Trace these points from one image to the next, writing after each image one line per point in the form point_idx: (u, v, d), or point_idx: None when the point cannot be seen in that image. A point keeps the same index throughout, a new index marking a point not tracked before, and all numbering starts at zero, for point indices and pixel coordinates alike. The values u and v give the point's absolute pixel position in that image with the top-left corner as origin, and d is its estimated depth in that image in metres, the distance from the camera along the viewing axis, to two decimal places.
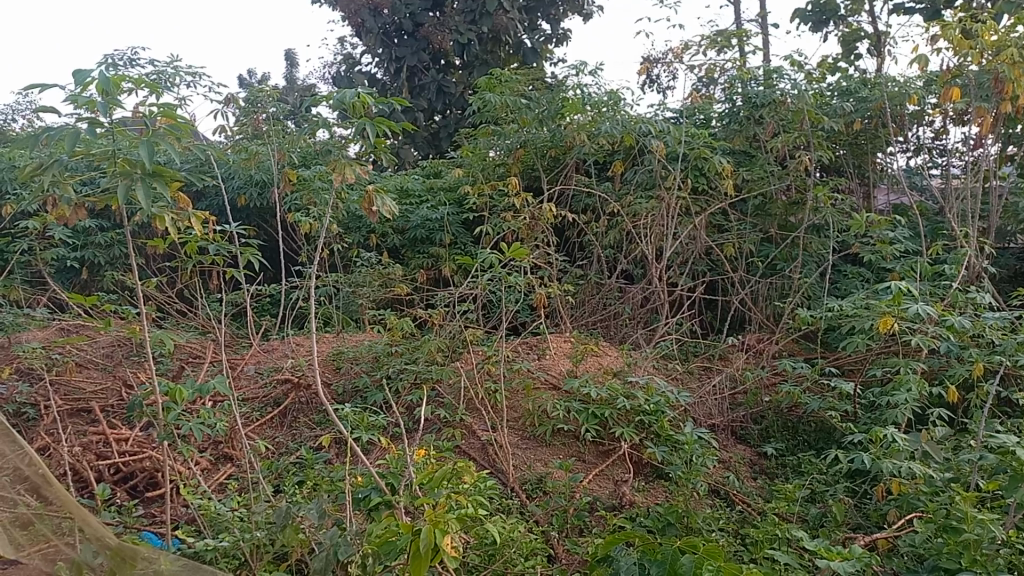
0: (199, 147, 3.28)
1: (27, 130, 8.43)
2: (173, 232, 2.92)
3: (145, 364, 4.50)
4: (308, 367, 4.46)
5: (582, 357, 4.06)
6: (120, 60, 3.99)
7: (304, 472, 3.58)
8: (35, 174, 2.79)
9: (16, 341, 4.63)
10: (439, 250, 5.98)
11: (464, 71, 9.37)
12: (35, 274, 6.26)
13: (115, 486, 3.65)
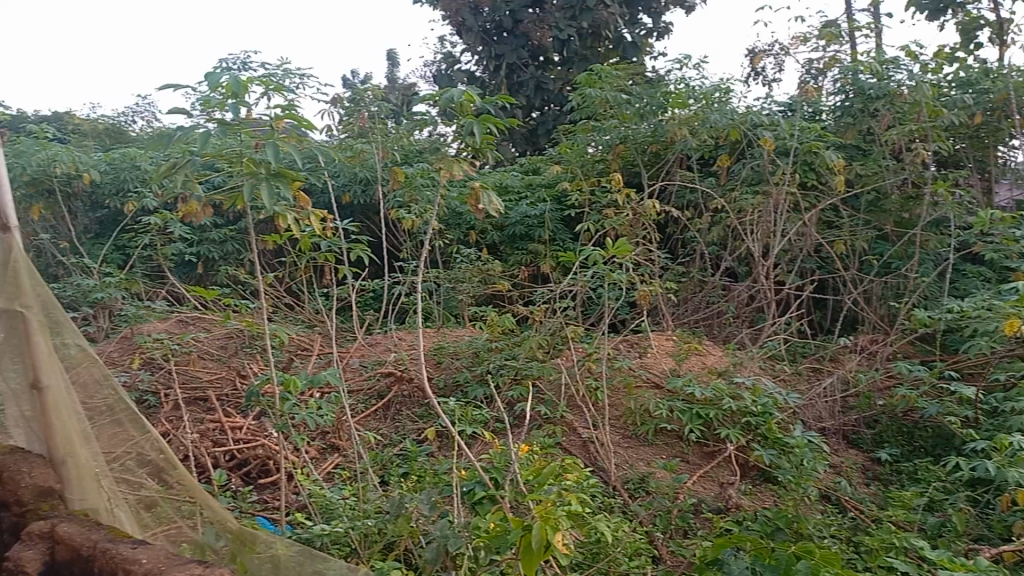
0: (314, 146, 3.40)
1: (147, 132, 8.89)
2: (292, 229, 3.07)
3: (257, 355, 4.65)
4: (410, 361, 4.51)
5: (686, 357, 4.00)
6: (235, 63, 4.15)
7: (409, 463, 3.65)
8: (167, 173, 2.98)
9: (139, 331, 4.88)
10: (538, 247, 5.99)
11: (563, 67, 9.37)
12: (155, 268, 6.59)
13: (231, 472, 3.82)
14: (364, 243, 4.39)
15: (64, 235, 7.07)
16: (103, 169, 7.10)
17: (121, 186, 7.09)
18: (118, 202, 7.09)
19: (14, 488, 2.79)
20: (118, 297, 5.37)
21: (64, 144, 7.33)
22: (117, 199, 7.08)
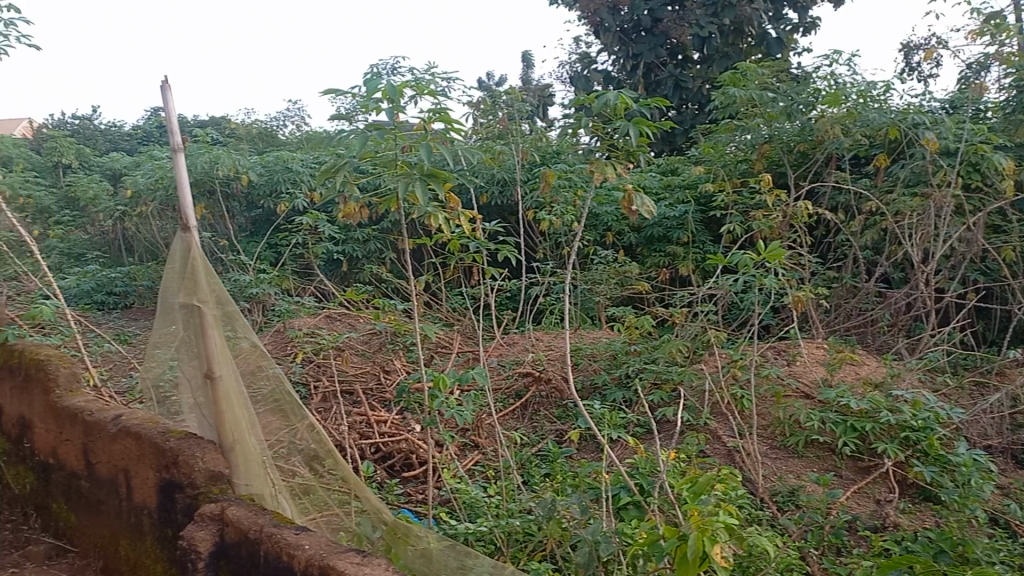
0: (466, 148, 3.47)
1: (297, 135, 9.35)
2: (442, 229, 3.15)
3: (399, 352, 4.80)
4: (548, 362, 4.54)
5: (838, 366, 3.85)
6: (386, 68, 4.29)
7: (550, 464, 3.68)
8: (327, 175, 3.13)
9: (289, 326, 5.13)
10: (677, 249, 5.91)
11: (703, 65, 9.22)
12: (304, 266, 6.92)
13: (376, 464, 3.95)
14: (511, 244, 4.42)
15: (222, 233, 7.53)
16: (259, 170, 7.50)
17: (274, 187, 7.47)
18: (271, 202, 7.47)
19: (189, 471, 3.02)
20: (272, 292, 5.66)
21: (224, 147, 7.78)
22: (271, 199, 7.46)
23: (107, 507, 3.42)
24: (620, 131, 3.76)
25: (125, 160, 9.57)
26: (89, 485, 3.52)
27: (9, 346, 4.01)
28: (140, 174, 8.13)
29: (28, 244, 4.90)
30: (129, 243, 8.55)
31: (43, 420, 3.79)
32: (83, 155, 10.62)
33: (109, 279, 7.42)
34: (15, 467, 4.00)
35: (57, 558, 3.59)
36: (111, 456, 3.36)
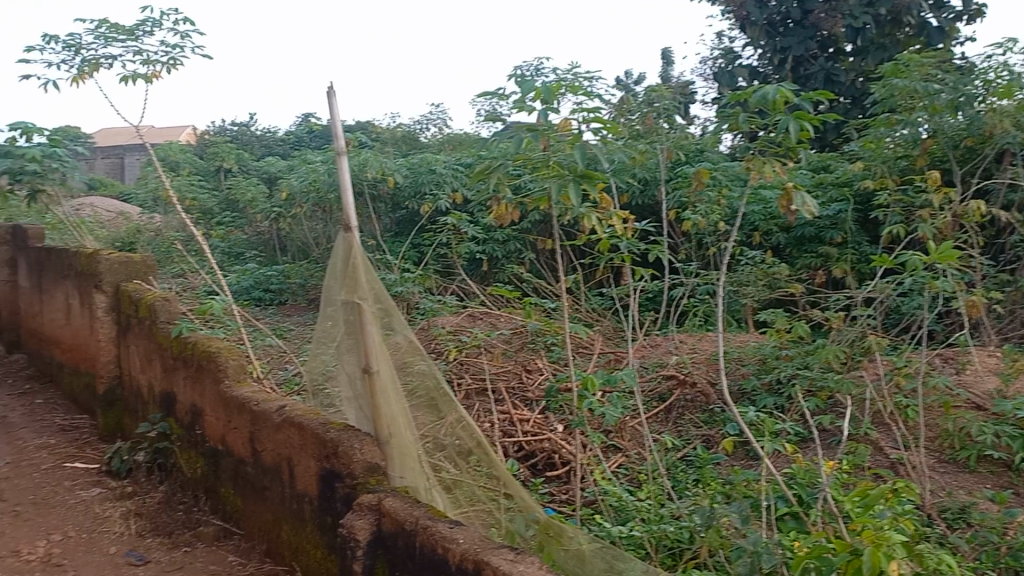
0: (621, 148, 3.47)
1: (440, 137, 9.61)
2: (596, 230, 3.16)
3: (540, 353, 4.85)
4: (693, 366, 4.49)
5: (1016, 376, 3.60)
6: (530, 71, 4.28)
7: (698, 471, 3.71)
8: (482, 177, 3.23)
9: (434, 323, 5.28)
10: (830, 249, 5.82)
11: (857, 57, 8.84)
12: (447, 265, 7.13)
13: (519, 462, 4.02)
14: (663, 245, 4.33)
15: (370, 233, 7.85)
16: (405, 173, 7.75)
17: (418, 189, 7.67)
18: (415, 203, 7.67)
19: (349, 462, 3.33)
20: (416, 290, 5.89)
21: (372, 151, 8.10)
22: (415, 200, 7.65)
23: (271, 493, 3.77)
24: (779, 127, 3.62)
25: (280, 164, 10.14)
26: (254, 471, 3.89)
27: (185, 339, 4.43)
28: (293, 178, 8.56)
29: (204, 251, 5.63)
30: (282, 242, 9.02)
31: (213, 410, 4.19)
32: (242, 159, 11.28)
33: (266, 277, 7.85)
34: (190, 453, 4.47)
35: (225, 540, 4.03)
36: (275, 444, 3.73)
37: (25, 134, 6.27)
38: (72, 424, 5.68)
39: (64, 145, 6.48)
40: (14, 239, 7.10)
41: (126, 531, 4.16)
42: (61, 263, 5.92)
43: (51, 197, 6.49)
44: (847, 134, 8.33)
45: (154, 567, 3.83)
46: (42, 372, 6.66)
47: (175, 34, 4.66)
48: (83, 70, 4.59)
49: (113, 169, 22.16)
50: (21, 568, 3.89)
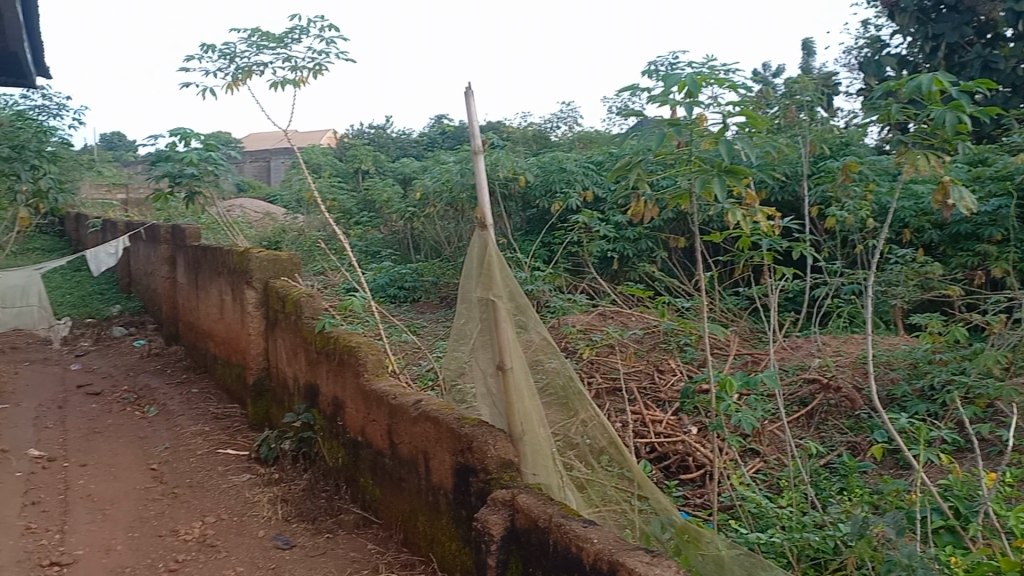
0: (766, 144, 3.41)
1: (571, 135, 9.66)
2: (740, 226, 3.11)
3: (673, 354, 4.83)
4: (836, 368, 4.49)
5: None
6: (664, 64, 4.21)
7: (844, 479, 3.60)
8: (623, 173, 3.25)
9: (564, 322, 5.37)
10: (989, 248, 5.64)
11: (1019, 42, 8.26)
12: (579, 264, 7.19)
13: (652, 464, 3.98)
14: (807, 242, 4.17)
15: (502, 232, 7.99)
16: (536, 172, 7.84)
17: (549, 187, 7.69)
18: (546, 202, 7.71)
19: (483, 457, 3.37)
20: (545, 289, 6.04)
21: (504, 150, 8.21)
22: (546, 199, 7.68)
23: (408, 485, 3.88)
24: (934, 118, 3.42)
25: (415, 165, 10.47)
26: (392, 463, 4.01)
27: (327, 334, 4.63)
28: (427, 178, 8.78)
29: (347, 252, 5.93)
30: (416, 241, 9.27)
31: (354, 402, 4.35)
32: (379, 161, 11.69)
33: (401, 274, 8.08)
34: (331, 443, 4.65)
35: (364, 528, 4.19)
36: (412, 437, 3.83)
37: (184, 140, 6.73)
38: (224, 412, 6.04)
39: (218, 149, 6.90)
40: (174, 238, 7.64)
41: (273, 515, 4.43)
42: (216, 261, 6.32)
43: (207, 198, 6.93)
44: (1007, 125, 7.81)
45: (298, 551, 4.06)
46: (197, 363, 7.12)
47: (321, 40, 4.88)
48: (237, 76, 4.87)
49: (260, 171, 23.45)
50: (180, 545, 4.20)
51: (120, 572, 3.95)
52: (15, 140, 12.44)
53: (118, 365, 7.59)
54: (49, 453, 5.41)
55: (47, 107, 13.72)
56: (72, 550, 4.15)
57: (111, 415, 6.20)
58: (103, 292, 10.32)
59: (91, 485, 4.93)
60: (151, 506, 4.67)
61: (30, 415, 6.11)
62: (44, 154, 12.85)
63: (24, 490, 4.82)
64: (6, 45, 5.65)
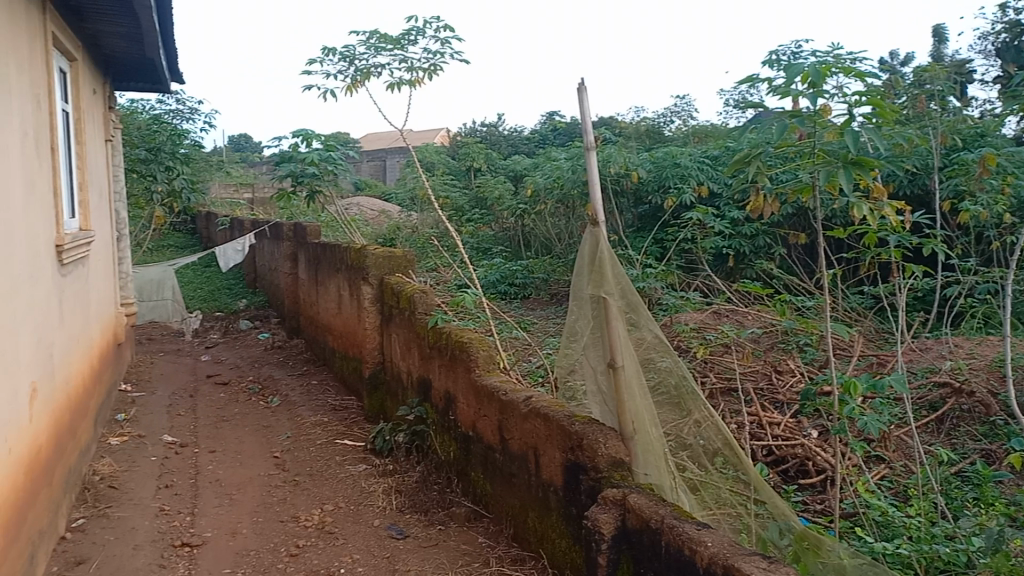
0: (896, 132, 3.24)
1: (684, 130, 9.49)
2: (867, 220, 2.97)
3: (791, 355, 4.71)
4: (970, 372, 4.26)
5: None
6: (786, 53, 4.06)
7: (977, 488, 3.41)
8: (743, 165, 3.16)
9: (678, 321, 5.34)
10: None
11: None
12: (692, 261, 7.09)
13: (769, 467, 3.87)
14: (939, 238, 3.94)
15: (613, 229, 7.94)
16: (649, 167, 7.75)
17: (663, 182, 7.57)
18: (660, 197, 7.57)
19: (594, 455, 3.35)
20: (657, 287, 6.01)
21: (616, 145, 8.15)
22: (659, 194, 7.55)
23: (519, 480, 3.90)
24: None
25: (527, 162, 10.53)
26: (503, 458, 4.04)
27: (440, 329, 4.71)
28: (538, 175, 8.79)
29: (460, 248, 6.00)
30: (527, 238, 9.31)
31: (465, 397, 4.41)
32: (490, 159, 11.83)
33: (512, 271, 8.13)
34: (443, 436, 4.73)
35: (475, 521, 4.23)
36: (522, 433, 3.85)
37: (306, 141, 6.98)
38: (341, 404, 6.24)
39: (338, 150, 7.12)
40: (296, 235, 7.95)
41: (388, 506, 4.56)
42: (335, 257, 6.53)
43: (327, 197, 7.18)
44: None
45: (412, 541, 4.15)
46: (317, 356, 7.39)
47: (436, 41, 4.97)
48: (356, 78, 5.01)
49: (376, 170, 24.14)
50: (300, 531, 4.37)
51: (245, 555, 4.14)
52: (152, 143, 13.25)
53: (244, 357, 7.97)
54: (181, 439, 5.72)
55: (182, 112, 14.54)
56: (202, 532, 4.38)
57: (238, 404, 6.51)
58: (230, 287, 10.86)
59: (220, 471, 5.19)
60: (274, 492, 4.88)
61: (165, 402, 6.49)
62: (178, 156, 13.61)
63: (159, 473, 5.12)
64: (145, 53, 6.01)
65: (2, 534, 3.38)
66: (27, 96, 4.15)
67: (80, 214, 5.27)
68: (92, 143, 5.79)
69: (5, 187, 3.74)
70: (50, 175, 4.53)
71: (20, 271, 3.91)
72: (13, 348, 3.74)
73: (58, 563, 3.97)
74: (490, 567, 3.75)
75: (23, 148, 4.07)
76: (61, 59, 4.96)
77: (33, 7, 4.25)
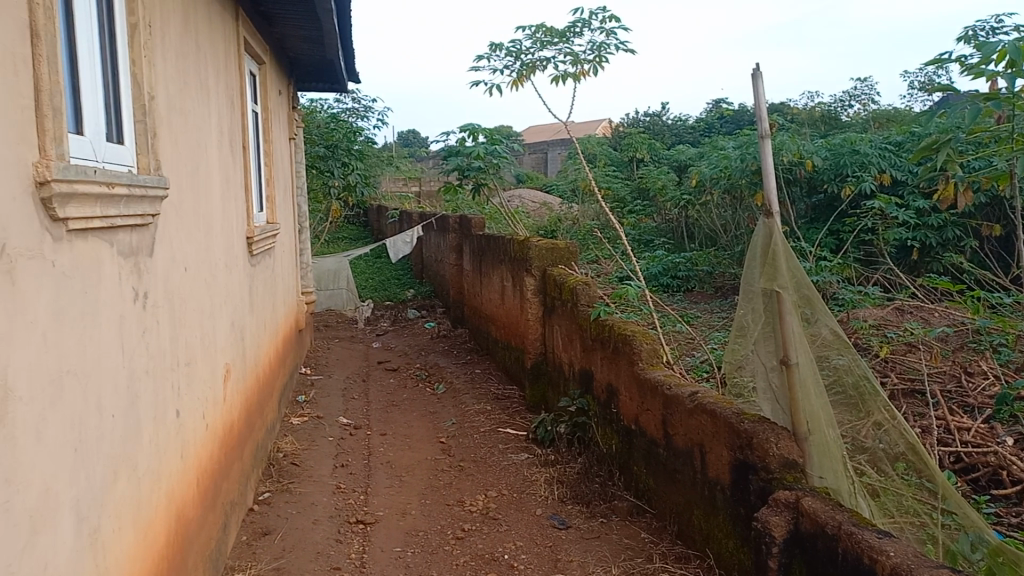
0: None
1: (863, 115, 8.99)
2: None
3: (984, 356, 4.36)
4: None
5: None
6: (984, 30, 3.74)
7: None
8: (930, 152, 2.94)
9: (855, 316, 5.18)
10: None
11: None
12: (872, 255, 6.73)
13: (957, 476, 3.59)
14: None
15: (785, 220, 7.64)
16: (824, 155, 7.38)
17: (840, 170, 7.20)
18: (836, 186, 7.21)
19: (764, 455, 3.22)
20: (833, 281, 5.82)
21: (788, 132, 7.83)
22: (835, 183, 7.20)
23: (683, 476, 3.83)
24: None
25: (692, 152, 10.33)
26: (667, 453, 3.98)
27: (602, 321, 4.69)
28: (704, 165, 8.57)
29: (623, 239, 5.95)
30: (690, 230, 9.13)
31: (628, 390, 4.37)
32: (654, 149, 11.71)
33: (674, 264, 8.00)
34: (604, 429, 4.71)
35: (638, 516, 4.19)
36: (688, 429, 3.77)
37: (472, 135, 7.16)
38: (504, 393, 6.37)
39: (502, 143, 7.25)
40: (461, 228, 8.15)
41: (550, 496, 4.61)
42: (498, 249, 6.65)
43: (491, 189, 7.32)
44: None
45: (574, 532, 4.17)
46: (481, 345, 7.57)
47: (602, 32, 4.95)
48: (522, 72, 5.06)
49: (538, 162, 24.66)
50: (465, 515, 4.50)
51: (414, 535, 4.31)
52: (330, 140, 14.07)
53: (412, 344, 8.30)
54: (355, 421, 6.03)
55: (357, 110, 15.30)
56: (375, 511, 4.59)
57: (406, 390, 6.78)
58: (399, 278, 11.33)
59: (390, 453, 5.43)
60: (440, 476, 5.04)
61: (340, 386, 6.86)
62: (353, 153, 14.35)
63: (336, 452, 5.42)
64: (324, 54, 6.35)
65: (200, 502, 3.68)
66: (223, 99, 4.48)
67: (267, 208, 5.64)
68: (277, 141, 6.17)
69: (204, 184, 4.06)
70: (242, 172, 4.87)
71: (217, 261, 4.23)
72: (211, 332, 4.05)
73: (247, 533, 4.29)
74: (654, 563, 3.71)
75: (219, 147, 4.39)
76: (252, 64, 5.32)
77: (228, 15, 4.57)
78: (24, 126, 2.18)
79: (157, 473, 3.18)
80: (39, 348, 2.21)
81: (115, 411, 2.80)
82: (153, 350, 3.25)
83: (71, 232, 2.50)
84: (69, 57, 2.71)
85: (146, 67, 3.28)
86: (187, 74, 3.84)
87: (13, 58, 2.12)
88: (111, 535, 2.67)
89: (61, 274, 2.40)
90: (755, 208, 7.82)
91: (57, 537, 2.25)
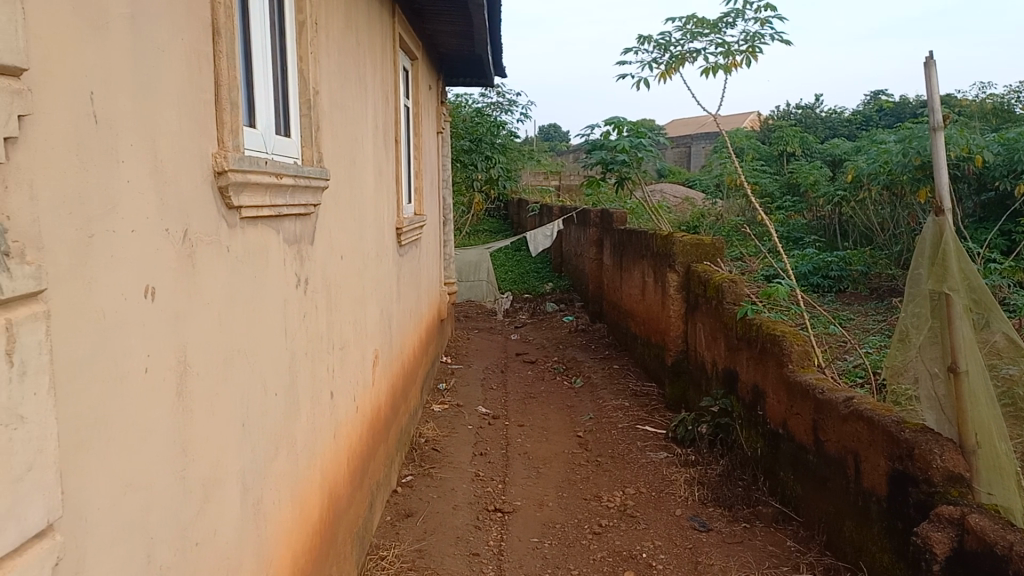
0: None
1: None
2: None
3: None
4: None
5: None
6: None
7: None
8: None
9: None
10: None
11: None
12: None
13: None
14: None
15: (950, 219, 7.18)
16: (996, 150, 6.87)
17: (1014, 166, 6.67)
18: (1009, 183, 6.72)
19: (926, 467, 3.02)
20: (1005, 284, 5.45)
21: (955, 125, 7.34)
22: (1008, 180, 6.65)
23: (834, 485, 3.66)
24: None
25: (847, 146, 9.90)
26: (817, 460, 3.82)
27: (749, 320, 4.55)
28: (862, 159, 8.18)
29: (773, 236, 5.75)
30: (844, 227, 8.75)
31: (776, 392, 4.22)
32: (806, 143, 11.30)
33: (826, 263, 7.67)
34: (749, 431, 4.57)
35: (783, 523, 4.04)
36: (841, 436, 3.59)
37: (617, 128, 7.12)
38: (642, 390, 6.30)
39: (648, 136, 7.17)
40: (602, 221, 8.11)
41: (689, 497, 4.53)
42: (640, 243, 6.59)
43: (635, 183, 7.25)
44: None
45: (715, 536, 4.07)
46: (618, 341, 7.52)
47: (757, 22, 4.78)
48: (671, 65, 4.97)
49: (682, 156, 24.33)
50: (602, 511, 4.48)
51: (552, 527, 4.33)
52: (476, 133, 14.46)
53: (550, 337, 8.35)
54: (493, 411, 6.12)
55: (501, 104, 15.50)
56: (513, 500, 4.65)
57: (544, 383, 6.83)
58: (538, 271, 11.42)
59: (528, 444, 5.47)
60: (577, 470, 5.04)
61: (479, 375, 6.99)
62: (496, 146, 14.78)
63: (475, 440, 5.52)
64: (473, 49, 6.45)
65: (349, 482, 3.83)
66: (379, 94, 4.63)
67: (415, 200, 5.80)
68: (426, 134, 6.34)
69: (360, 176, 4.21)
70: (394, 165, 5.02)
71: (370, 249, 4.39)
72: (363, 318, 4.21)
73: (391, 514, 4.44)
74: (801, 573, 3.57)
75: (374, 139, 4.55)
76: (405, 59, 5.48)
77: (385, 13, 4.72)
78: (206, 118, 2.32)
79: (313, 451, 3.33)
80: (214, 328, 2.35)
81: (277, 389, 2.96)
82: (312, 334, 3.41)
83: (244, 220, 2.65)
84: (245, 54, 2.87)
85: (311, 63, 3.42)
86: (347, 70, 3.99)
87: (197, 55, 2.26)
88: (272, 507, 2.82)
89: (234, 259, 2.54)
90: (916, 206, 7.41)
91: (226, 505, 2.40)
